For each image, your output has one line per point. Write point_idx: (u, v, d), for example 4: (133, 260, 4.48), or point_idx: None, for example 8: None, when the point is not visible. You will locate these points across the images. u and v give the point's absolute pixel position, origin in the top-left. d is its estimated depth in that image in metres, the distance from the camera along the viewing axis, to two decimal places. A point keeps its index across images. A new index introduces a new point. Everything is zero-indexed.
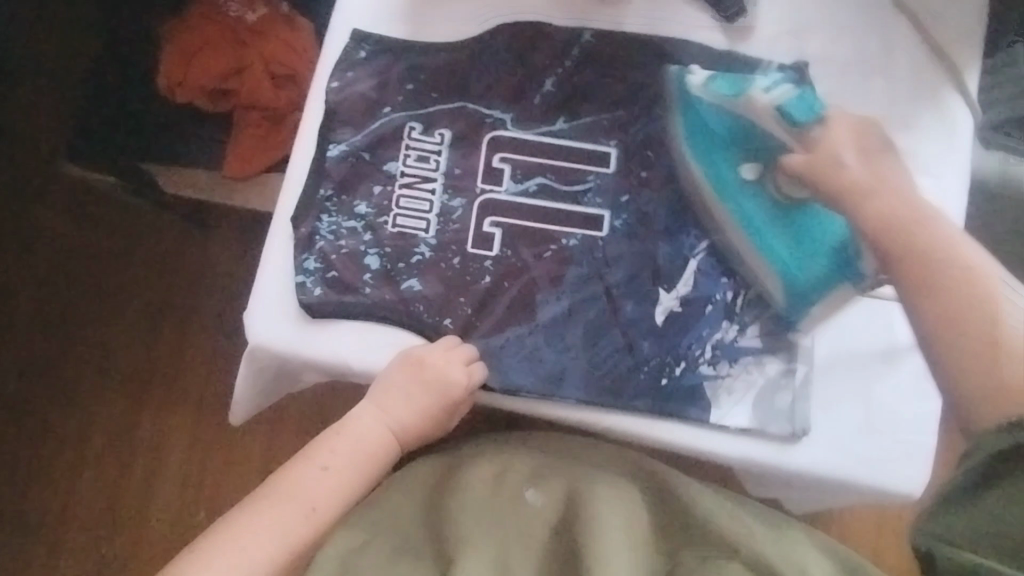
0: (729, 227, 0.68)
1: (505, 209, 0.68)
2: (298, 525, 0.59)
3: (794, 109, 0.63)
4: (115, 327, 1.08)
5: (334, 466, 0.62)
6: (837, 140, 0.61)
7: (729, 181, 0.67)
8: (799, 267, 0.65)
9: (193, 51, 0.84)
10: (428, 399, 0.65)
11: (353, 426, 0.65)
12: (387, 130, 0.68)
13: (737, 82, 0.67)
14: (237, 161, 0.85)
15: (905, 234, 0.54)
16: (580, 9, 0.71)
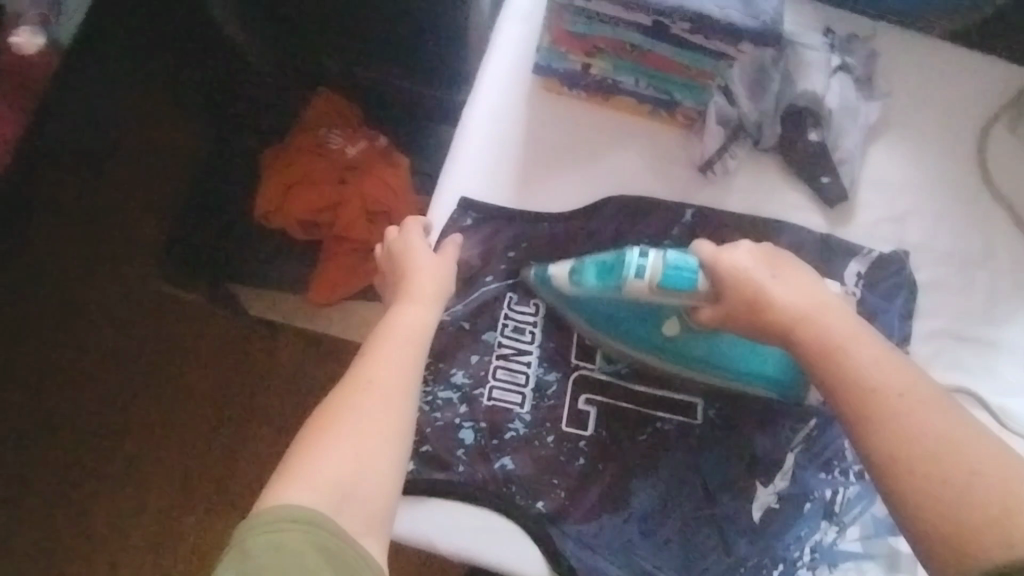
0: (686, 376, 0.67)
1: (600, 388, 0.67)
2: (365, 399, 0.53)
3: (668, 280, 0.60)
4: (151, 456, 0.93)
5: (386, 355, 0.56)
6: (737, 264, 0.58)
7: (656, 340, 0.66)
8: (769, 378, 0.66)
9: (292, 181, 0.84)
10: (438, 259, 0.64)
11: (392, 320, 0.59)
12: (486, 299, 0.67)
13: (610, 266, 0.63)
14: (321, 289, 0.85)
15: (824, 354, 0.53)
16: (683, 187, 0.72)
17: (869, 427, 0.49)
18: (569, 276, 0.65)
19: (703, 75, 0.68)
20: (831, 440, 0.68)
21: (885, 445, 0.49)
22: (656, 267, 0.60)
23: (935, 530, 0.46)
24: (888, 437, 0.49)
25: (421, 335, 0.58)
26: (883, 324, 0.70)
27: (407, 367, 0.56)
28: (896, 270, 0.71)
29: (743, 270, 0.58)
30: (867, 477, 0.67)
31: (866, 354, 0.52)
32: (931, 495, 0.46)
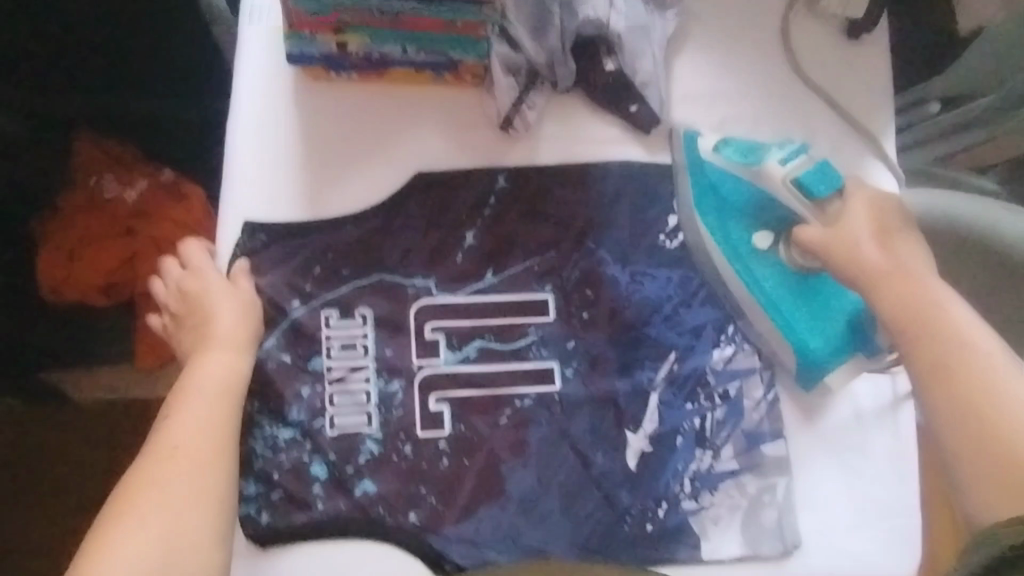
0: (746, 303, 0.66)
1: (448, 382, 0.63)
2: (175, 465, 0.51)
3: (810, 178, 0.60)
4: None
5: (196, 416, 0.54)
6: (869, 199, 0.59)
7: (744, 249, 0.66)
8: (814, 351, 0.64)
9: (76, 245, 0.76)
10: (235, 296, 0.60)
11: (192, 376, 0.57)
12: (303, 325, 0.62)
13: (754, 150, 0.64)
14: (144, 350, 0.79)
15: (906, 307, 0.53)
16: (491, 150, 0.66)
17: (944, 379, 0.49)
18: (716, 144, 0.66)
19: (473, 25, 0.61)
20: (690, 367, 0.67)
21: (961, 398, 0.48)
22: (804, 162, 0.61)
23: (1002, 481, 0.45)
24: (948, 361, 0.50)
25: (228, 381, 0.57)
26: None
27: (222, 420, 0.54)
28: None
29: (851, 212, 0.59)
30: (733, 395, 0.67)
31: (957, 321, 0.52)
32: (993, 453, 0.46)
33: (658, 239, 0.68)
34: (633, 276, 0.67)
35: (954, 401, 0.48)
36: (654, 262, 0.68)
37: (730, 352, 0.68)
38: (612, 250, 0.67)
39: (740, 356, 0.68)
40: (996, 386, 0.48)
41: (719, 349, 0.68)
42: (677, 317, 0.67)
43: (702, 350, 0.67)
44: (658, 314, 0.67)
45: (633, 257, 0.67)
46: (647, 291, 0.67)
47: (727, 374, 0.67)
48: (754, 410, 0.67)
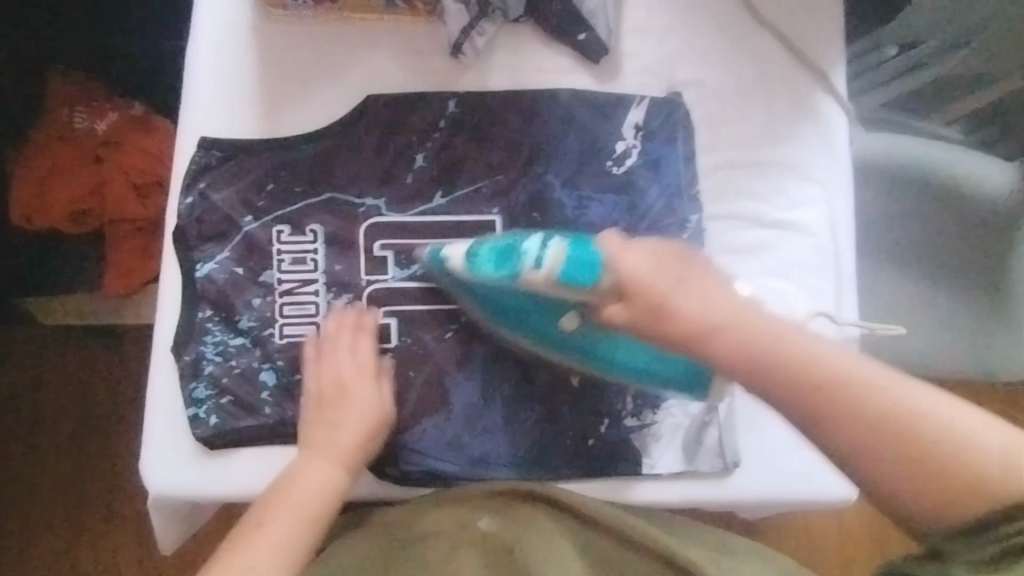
0: (574, 364, 0.65)
1: (396, 297, 0.65)
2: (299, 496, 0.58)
3: (566, 275, 0.57)
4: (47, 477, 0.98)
5: (307, 483, 0.59)
6: (634, 267, 0.55)
7: (549, 332, 0.63)
8: (663, 384, 0.64)
9: (45, 175, 0.79)
10: (358, 435, 0.61)
11: (303, 463, 0.60)
12: (256, 239, 0.65)
13: (506, 254, 0.60)
14: (115, 277, 0.82)
15: (741, 354, 0.52)
16: (442, 76, 0.69)
17: (834, 420, 0.48)
18: (464, 262, 0.62)
19: None
20: None
21: (862, 434, 0.48)
22: (555, 256, 0.57)
23: (933, 502, 0.46)
24: (840, 404, 0.48)
25: (327, 493, 0.59)
26: (668, 170, 0.70)
27: (326, 504, 0.59)
28: (667, 113, 0.70)
29: (630, 278, 0.55)
30: None
31: (799, 348, 0.51)
32: (913, 485, 0.46)
33: (606, 165, 0.70)
34: (580, 200, 0.69)
35: (864, 429, 0.48)
36: (602, 187, 0.69)
37: None
38: (559, 174, 0.69)
39: None
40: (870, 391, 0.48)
41: None
42: None
43: None
44: None
45: (580, 182, 0.69)
46: (593, 214, 0.69)
47: None
48: None
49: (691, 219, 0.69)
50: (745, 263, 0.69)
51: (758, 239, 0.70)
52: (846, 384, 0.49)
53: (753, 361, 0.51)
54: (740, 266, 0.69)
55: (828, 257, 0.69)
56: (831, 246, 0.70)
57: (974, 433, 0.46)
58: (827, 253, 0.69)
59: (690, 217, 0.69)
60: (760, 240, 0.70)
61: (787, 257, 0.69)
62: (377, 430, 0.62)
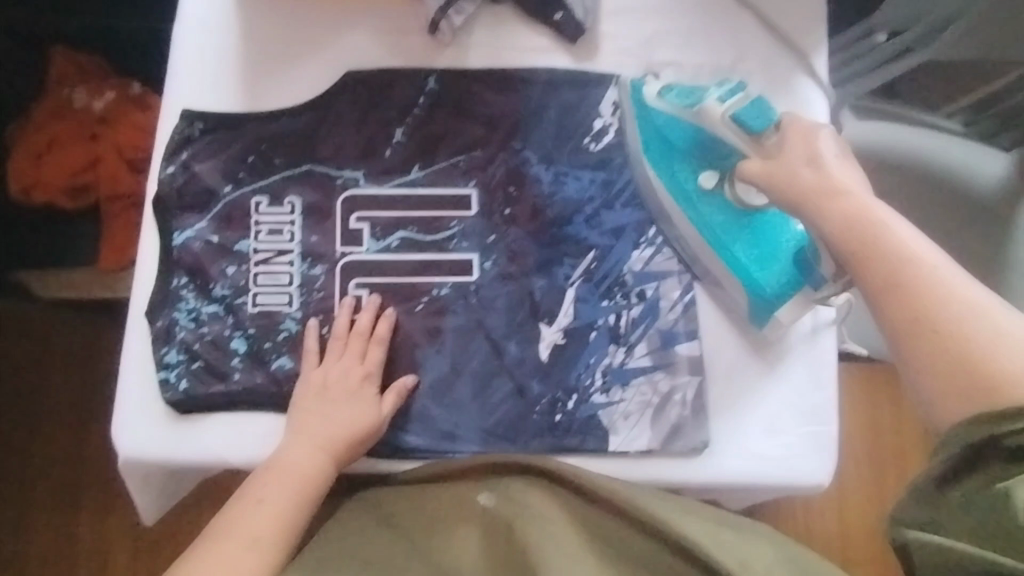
0: (692, 239, 0.68)
1: (369, 269, 0.66)
2: (283, 491, 0.59)
3: (749, 116, 0.61)
4: (48, 445, 1.02)
5: (293, 477, 0.59)
6: (801, 129, 0.58)
7: (690, 192, 0.67)
8: (767, 283, 0.64)
9: (44, 150, 0.82)
10: (345, 433, 0.61)
11: (293, 440, 0.61)
12: (233, 209, 0.66)
13: (693, 94, 0.66)
14: (109, 253, 0.83)
15: (849, 223, 0.51)
16: (422, 54, 0.70)
17: (891, 292, 0.48)
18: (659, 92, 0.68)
19: None
20: (606, 266, 0.69)
21: (904, 312, 0.47)
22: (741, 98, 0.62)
23: (947, 400, 0.44)
24: (906, 281, 0.48)
25: (314, 479, 0.60)
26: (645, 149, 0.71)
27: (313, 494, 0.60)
28: None
29: (792, 133, 0.58)
30: (649, 296, 0.68)
31: (890, 232, 0.50)
32: (931, 376, 0.45)
33: (582, 142, 0.70)
34: (556, 176, 0.70)
35: (898, 311, 0.47)
36: (578, 165, 0.70)
37: (648, 254, 0.69)
38: (535, 151, 0.70)
39: (659, 258, 0.69)
40: (922, 278, 0.47)
41: (638, 250, 0.69)
42: (598, 218, 0.69)
43: (621, 250, 0.69)
44: (579, 214, 0.69)
45: (557, 158, 0.70)
46: (569, 191, 0.69)
47: (644, 275, 0.69)
48: (671, 310, 0.68)
49: None
50: None
51: None
52: (912, 271, 0.48)
53: (847, 234, 0.51)
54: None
55: None
56: None
57: (1002, 348, 0.44)
58: None
59: None
60: None
61: None
62: (370, 414, 0.62)
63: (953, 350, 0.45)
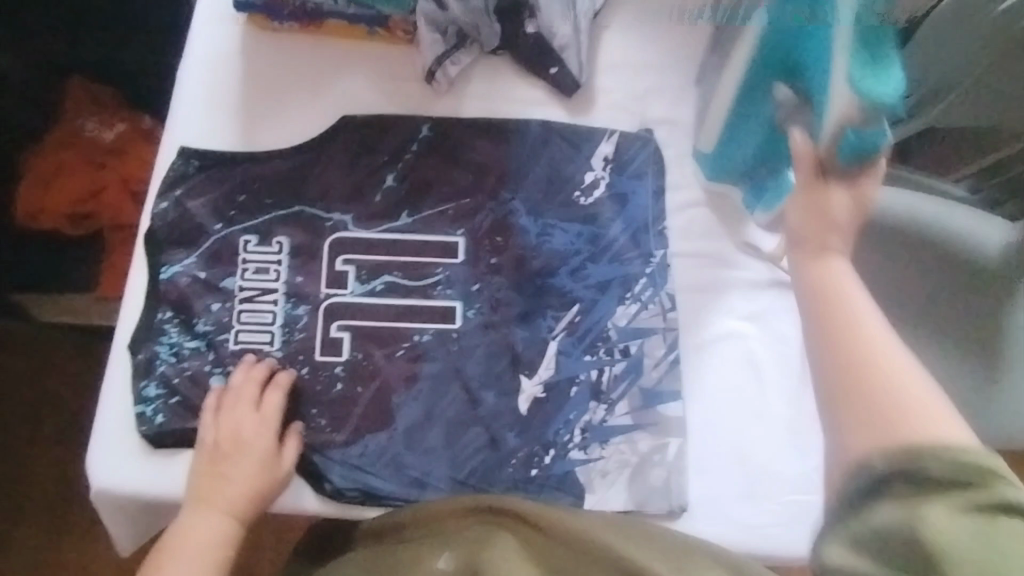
0: (722, 89, 0.65)
1: (353, 311, 0.66)
2: (178, 573, 0.56)
3: (852, 146, 0.55)
4: (39, 471, 1.02)
5: (183, 561, 0.57)
6: (843, 203, 0.56)
7: (764, 70, 0.61)
8: (740, 162, 0.69)
9: (51, 178, 0.84)
10: (248, 489, 0.59)
11: (195, 517, 0.58)
12: (221, 247, 0.66)
13: (880, 62, 0.53)
14: (108, 281, 0.86)
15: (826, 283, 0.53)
16: (417, 101, 0.71)
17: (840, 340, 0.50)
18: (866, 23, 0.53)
19: None
20: (590, 319, 0.68)
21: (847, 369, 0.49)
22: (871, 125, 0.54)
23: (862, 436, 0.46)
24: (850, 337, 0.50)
25: (217, 545, 0.58)
26: (635, 204, 0.71)
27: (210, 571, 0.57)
28: (639, 148, 0.72)
29: (828, 192, 0.57)
30: (633, 352, 0.68)
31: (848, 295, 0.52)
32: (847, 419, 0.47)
33: (573, 195, 0.70)
34: (544, 228, 0.70)
35: (841, 369, 0.49)
36: (567, 217, 0.70)
37: (633, 310, 0.69)
38: (525, 202, 0.70)
39: (644, 314, 0.69)
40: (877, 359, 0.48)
41: (623, 305, 0.69)
42: (584, 271, 0.69)
43: (606, 305, 0.69)
44: (564, 267, 0.69)
45: (546, 210, 0.70)
46: (556, 243, 0.69)
47: (629, 331, 0.68)
48: (654, 367, 0.68)
49: (655, 253, 0.70)
50: (705, 301, 0.70)
51: (722, 278, 0.71)
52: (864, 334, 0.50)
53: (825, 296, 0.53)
54: (698, 316, 0.70)
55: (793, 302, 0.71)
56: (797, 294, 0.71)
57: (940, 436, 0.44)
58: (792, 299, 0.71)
59: (654, 252, 0.70)
60: (724, 279, 0.71)
61: (752, 299, 0.71)
62: (268, 465, 0.61)
63: (863, 408, 0.47)
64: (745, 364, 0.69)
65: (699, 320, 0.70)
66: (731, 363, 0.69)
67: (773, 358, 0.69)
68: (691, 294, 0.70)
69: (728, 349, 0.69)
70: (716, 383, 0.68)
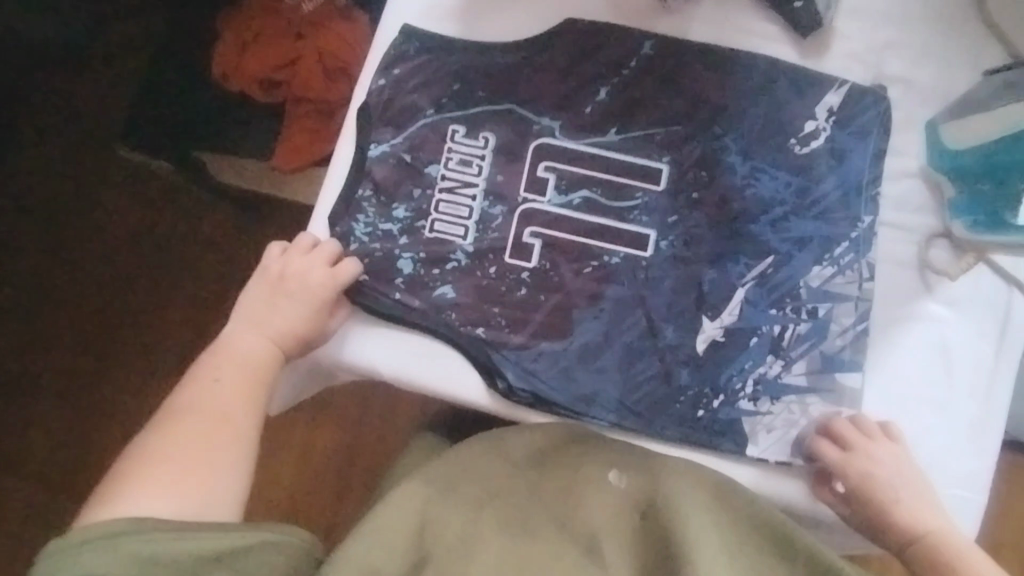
0: (1006, 109, 0.61)
1: (547, 220, 0.66)
2: (227, 385, 0.60)
3: None
4: (158, 329, 1.00)
5: (229, 379, 0.60)
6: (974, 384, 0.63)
7: None
8: (966, 178, 0.64)
9: (249, 40, 0.85)
10: (298, 326, 0.63)
11: (245, 335, 0.63)
12: (429, 133, 0.66)
13: None
14: (285, 153, 0.86)
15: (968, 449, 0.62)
16: (644, 15, 0.68)
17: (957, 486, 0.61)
18: None
19: None
20: (781, 271, 0.66)
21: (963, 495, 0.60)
22: None
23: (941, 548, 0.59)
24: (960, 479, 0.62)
25: (261, 372, 0.62)
26: (852, 164, 0.67)
27: (249, 397, 0.60)
28: (869, 104, 0.67)
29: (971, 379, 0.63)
30: (820, 315, 0.65)
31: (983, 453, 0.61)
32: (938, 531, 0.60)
33: (788, 142, 0.67)
34: (752, 170, 0.67)
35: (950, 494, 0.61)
36: (778, 164, 0.67)
37: (829, 273, 0.66)
38: (737, 140, 0.67)
39: (839, 279, 0.66)
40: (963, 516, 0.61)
41: (819, 266, 0.66)
42: (785, 224, 0.66)
43: (802, 262, 0.66)
44: (766, 215, 0.66)
45: (757, 153, 0.67)
46: (761, 189, 0.67)
47: (820, 293, 0.66)
48: (840, 335, 0.65)
49: (864, 219, 0.67)
50: (902, 278, 0.67)
51: (927, 257, 0.67)
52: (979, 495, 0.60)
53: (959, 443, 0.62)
54: (897, 292, 0.67)
55: (998, 304, 0.66)
56: (1003, 299, 0.66)
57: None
58: (997, 303, 0.66)
59: (862, 218, 0.67)
60: (929, 259, 0.67)
61: (957, 288, 0.66)
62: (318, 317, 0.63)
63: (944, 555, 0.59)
64: (933, 352, 0.66)
65: (897, 297, 0.66)
66: (918, 348, 0.66)
67: (962, 355, 0.66)
68: (891, 268, 0.67)
69: (922, 331, 0.66)
70: (897, 365, 0.65)
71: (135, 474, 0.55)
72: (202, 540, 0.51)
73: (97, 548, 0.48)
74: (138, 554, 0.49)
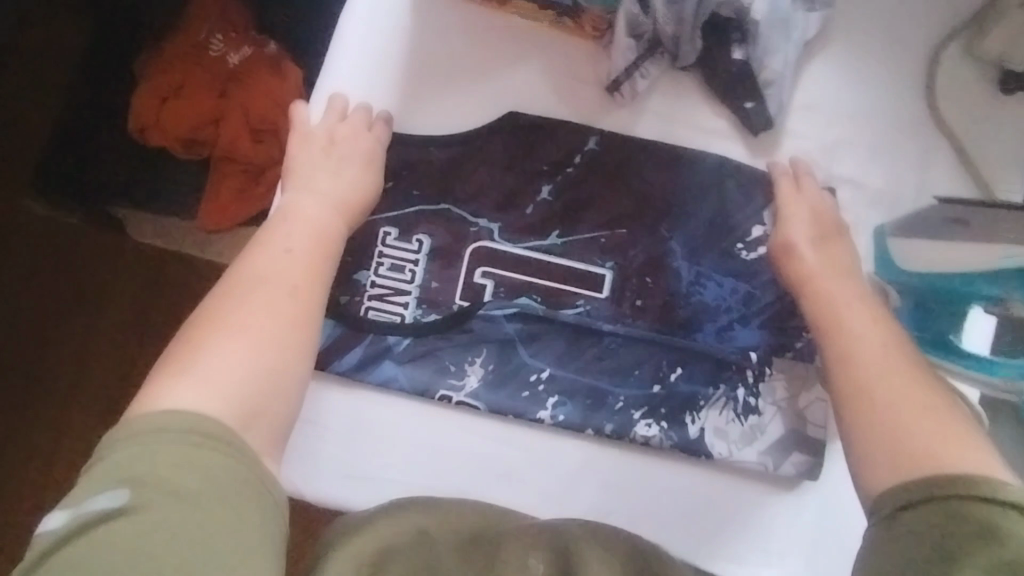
0: (983, 254, 0.56)
1: (481, 331, 0.62)
2: (304, 254, 0.52)
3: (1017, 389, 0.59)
4: (65, 385, 0.91)
5: (298, 249, 0.51)
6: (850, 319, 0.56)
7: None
8: (922, 300, 0.61)
9: (170, 94, 0.78)
10: (360, 190, 0.58)
11: (298, 212, 0.54)
12: (359, 236, 0.62)
13: None
14: (210, 212, 0.81)
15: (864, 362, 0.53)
16: (591, 109, 0.64)
17: (870, 388, 0.52)
18: None
19: None
20: (730, 392, 0.63)
21: (891, 403, 0.51)
22: None
23: (901, 463, 0.48)
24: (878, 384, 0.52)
25: (332, 238, 0.54)
26: None
27: (321, 270, 0.52)
28: None
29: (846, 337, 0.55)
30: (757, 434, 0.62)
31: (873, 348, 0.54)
32: (889, 438, 0.49)
33: (736, 246, 0.64)
34: (697, 276, 0.64)
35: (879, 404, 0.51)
36: (724, 269, 0.64)
37: (762, 387, 0.63)
38: (683, 243, 0.64)
39: (770, 393, 0.63)
40: (943, 415, 0.50)
41: (751, 379, 0.63)
42: (729, 332, 0.64)
43: (734, 373, 0.63)
44: (712, 323, 0.64)
45: (703, 258, 0.64)
46: (706, 296, 0.64)
47: (749, 409, 0.63)
48: (770, 449, 0.62)
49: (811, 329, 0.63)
50: None
51: None
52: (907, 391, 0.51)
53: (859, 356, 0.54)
54: None
55: None
56: None
57: (999, 473, 0.45)
58: None
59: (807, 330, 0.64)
60: None
61: None
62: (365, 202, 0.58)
63: (918, 460, 0.47)
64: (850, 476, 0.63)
65: None
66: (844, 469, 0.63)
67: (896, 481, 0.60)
68: None
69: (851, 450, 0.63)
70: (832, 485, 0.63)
71: (184, 368, 0.44)
72: (223, 468, 0.40)
73: (138, 445, 0.39)
74: (170, 458, 0.39)
